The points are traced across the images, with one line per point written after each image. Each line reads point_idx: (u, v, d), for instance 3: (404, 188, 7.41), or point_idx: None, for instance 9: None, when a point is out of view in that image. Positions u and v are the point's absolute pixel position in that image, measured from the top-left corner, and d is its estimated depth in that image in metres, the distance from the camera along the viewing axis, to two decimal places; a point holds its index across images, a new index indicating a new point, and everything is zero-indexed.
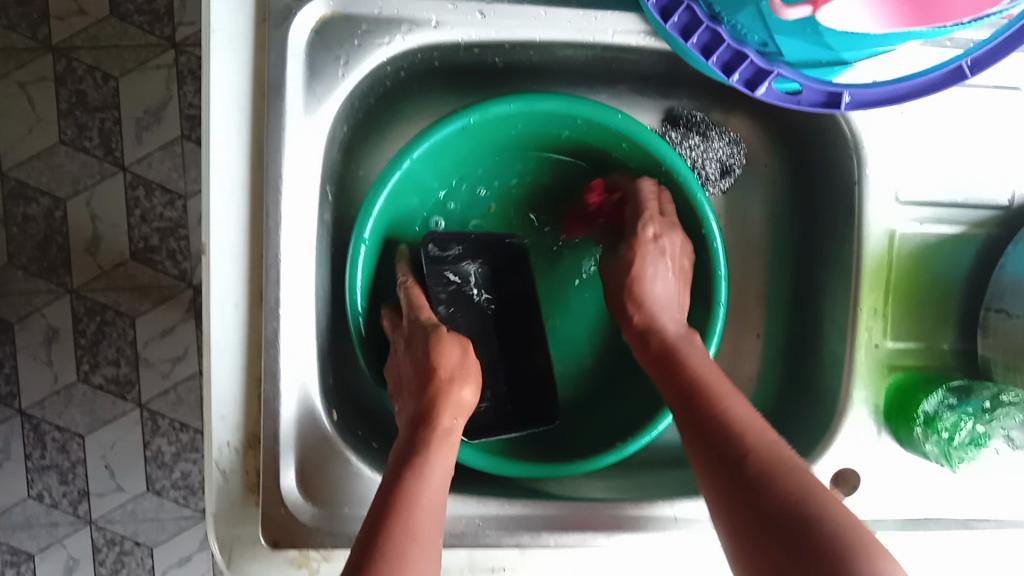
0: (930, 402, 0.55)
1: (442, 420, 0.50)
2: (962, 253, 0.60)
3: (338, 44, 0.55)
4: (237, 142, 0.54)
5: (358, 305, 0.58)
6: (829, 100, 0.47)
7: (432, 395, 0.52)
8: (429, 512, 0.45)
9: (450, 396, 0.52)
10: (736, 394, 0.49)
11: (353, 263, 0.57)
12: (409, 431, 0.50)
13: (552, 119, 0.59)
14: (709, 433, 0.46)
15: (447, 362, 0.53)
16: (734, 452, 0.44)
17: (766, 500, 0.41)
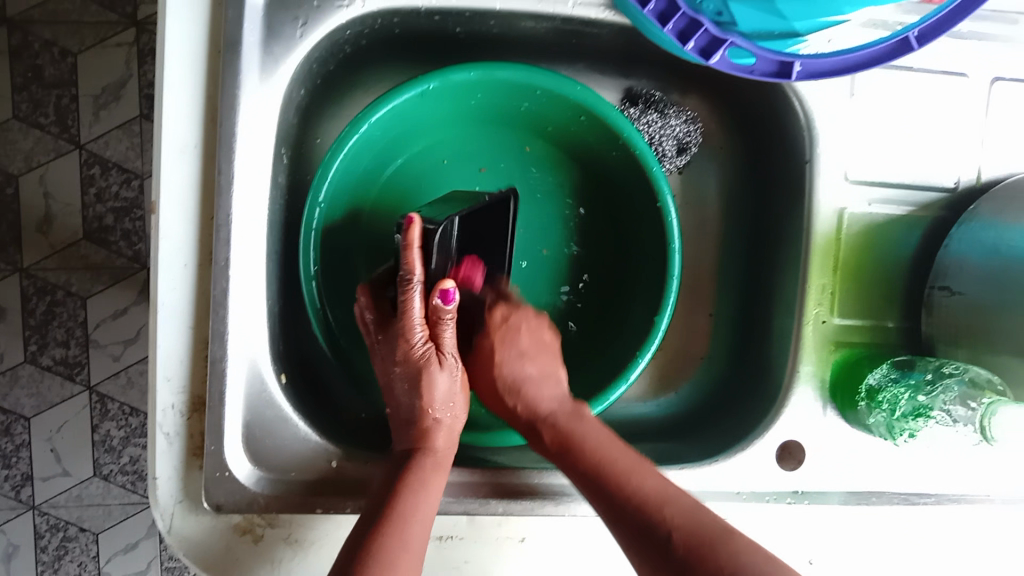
0: (873, 375, 0.56)
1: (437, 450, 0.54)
2: (907, 235, 0.61)
3: (297, 5, 0.55)
4: (190, 98, 0.54)
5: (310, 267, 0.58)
6: (780, 71, 0.48)
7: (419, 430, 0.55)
8: (419, 520, 0.49)
9: (440, 434, 0.55)
10: (591, 428, 0.54)
11: (305, 247, 0.58)
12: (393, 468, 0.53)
13: (511, 89, 0.60)
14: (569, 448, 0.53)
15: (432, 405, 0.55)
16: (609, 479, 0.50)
17: (653, 527, 0.47)
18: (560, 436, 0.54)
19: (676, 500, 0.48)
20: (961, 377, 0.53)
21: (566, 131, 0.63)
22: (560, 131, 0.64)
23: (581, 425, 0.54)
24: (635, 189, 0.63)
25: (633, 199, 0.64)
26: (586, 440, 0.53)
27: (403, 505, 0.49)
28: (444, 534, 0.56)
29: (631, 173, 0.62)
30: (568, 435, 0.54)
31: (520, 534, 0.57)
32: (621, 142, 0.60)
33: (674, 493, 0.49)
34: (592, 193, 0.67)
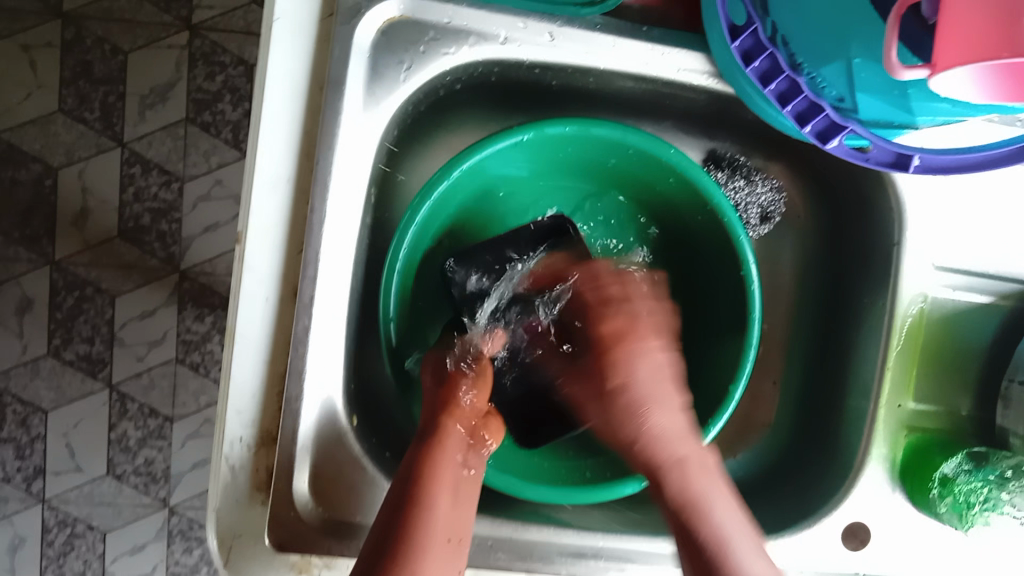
0: (949, 464, 0.56)
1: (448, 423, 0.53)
2: (984, 324, 0.61)
3: (403, 48, 0.54)
4: (287, 133, 0.53)
5: (389, 311, 0.57)
6: (896, 162, 0.48)
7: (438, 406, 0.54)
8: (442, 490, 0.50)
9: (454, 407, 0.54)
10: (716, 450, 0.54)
11: (387, 289, 0.57)
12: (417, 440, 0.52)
13: (603, 146, 0.59)
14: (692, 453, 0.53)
15: (460, 412, 0.54)
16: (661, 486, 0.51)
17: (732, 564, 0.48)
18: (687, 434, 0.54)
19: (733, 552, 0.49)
20: None
21: (649, 189, 0.63)
22: (644, 188, 0.63)
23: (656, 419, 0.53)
24: (715, 255, 0.62)
25: (711, 262, 0.63)
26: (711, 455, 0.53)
27: (430, 477, 0.50)
28: None
29: (714, 238, 0.61)
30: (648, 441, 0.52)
31: None
32: (707, 207, 0.60)
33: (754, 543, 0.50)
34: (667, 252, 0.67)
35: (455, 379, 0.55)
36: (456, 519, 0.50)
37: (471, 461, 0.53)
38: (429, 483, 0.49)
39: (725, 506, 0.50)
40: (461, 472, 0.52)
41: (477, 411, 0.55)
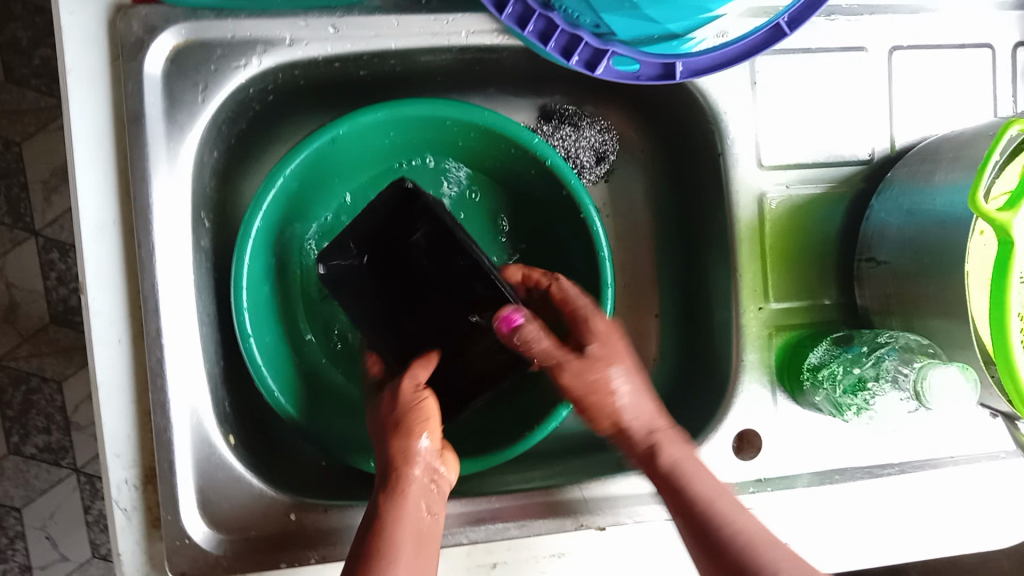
0: (815, 354, 0.57)
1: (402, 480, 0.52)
2: (830, 212, 0.61)
3: (195, 71, 0.55)
4: (104, 176, 0.55)
5: (246, 326, 0.58)
6: (665, 73, 0.49)
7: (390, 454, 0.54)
8: (407, 538, 0.50)
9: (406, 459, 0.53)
10: (672, 431, 0.54)
11: (238, 307, 0.58)
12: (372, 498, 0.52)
13: (423, 124, 0.60)
14: (670, 486, 0.52)
15: (416, 458, 0.53)
16: (707, 518, 0.49)
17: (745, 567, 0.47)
18: (647, 445, 0.53)
19: (790, 553, 0.48)
20: (893, 345, 0.54)
21: (479, 155, 0.64)
22: (476, 155, 0.64)
23: (694, 480, 0.51)
24: (556, 205, 0.63)
25: (553, 216, 0.65)
26: (683, 469, 0.52)
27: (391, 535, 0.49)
28: None
29: (551, 190, 0.63)
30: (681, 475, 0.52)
31: (492, 561, 0.57)
32: (534, 158, 0.61)
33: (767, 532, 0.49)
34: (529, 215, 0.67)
35: (410, 426, 0.54)
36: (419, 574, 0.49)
37: (434, 509, 0.53)
38: (385, 543, 0.49)
39: (753, 520, 0.50)
40: (421, 522, 0.51)
41: (434, 455, 0.54)
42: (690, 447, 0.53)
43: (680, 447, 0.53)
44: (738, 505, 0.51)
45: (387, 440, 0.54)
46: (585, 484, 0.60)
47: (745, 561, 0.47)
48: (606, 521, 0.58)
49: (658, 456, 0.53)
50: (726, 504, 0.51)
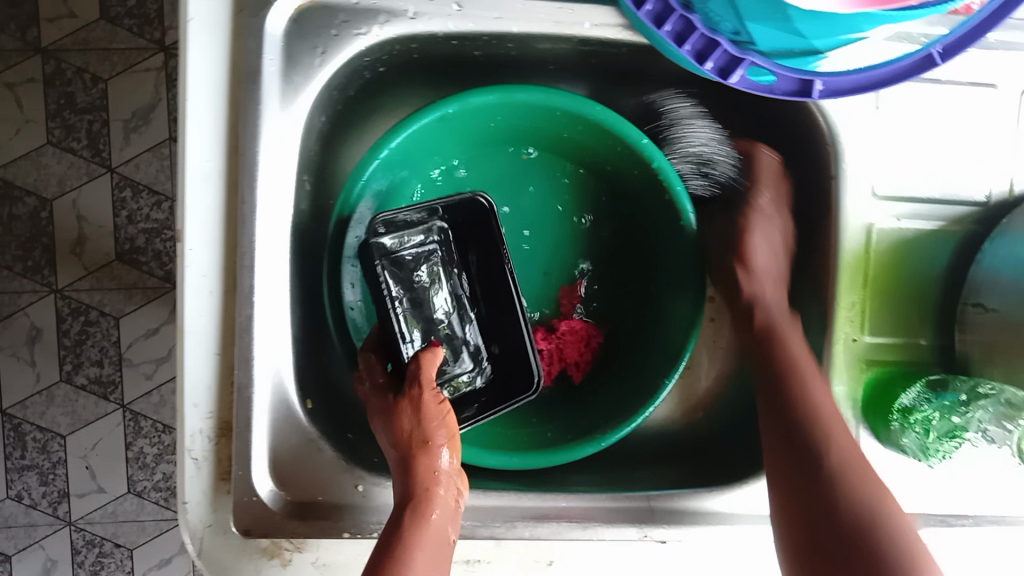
0: (907, 395, 0.56)
1: (426, 497, 0.52)
2: (939, 250, 0.60)
3: (315, 34, 0.55)
4: (214, 128, 0.54)
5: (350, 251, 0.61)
6: (802, 89, 0.47)
7: (410, 466, 0.54)
8: (428, 554, 0.50)
9: (427, 472, 0.54)
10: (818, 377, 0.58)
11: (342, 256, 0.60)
12: (395, 513, 0.52)
13: (532, 112, 0.60)
14: (788, 412, 0.57)
15: (437, 476, 0.54)
16: (817, 454, 0.54)
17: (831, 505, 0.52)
18: (783, 380, 0.58)
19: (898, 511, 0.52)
20: (997, 398, 0.55)
21: (584, 149, 0.63)
22: (580, 149, 0.63)
23: (831, 428, 0.55)
24: (658, 209, 0.63)
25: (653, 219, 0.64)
26: (811, 398, 0.56)
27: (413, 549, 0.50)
28: (470, 558, 0.57)
29: (654, 193, 0.62)
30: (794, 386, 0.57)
31: (549, 557, 0.57)
32: (640, 160, 0.60)
33: (874, 485, 0.53)
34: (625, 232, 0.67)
35: (429, 442, 0.55)
36: None
37: (453, 530, 0.53)
38: (408, 557, 0.49)
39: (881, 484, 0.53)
40: (444, 537, 0.52)
41: (454, 475, 0.55)
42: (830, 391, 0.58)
43: (819, 387, 0.57)
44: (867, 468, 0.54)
45: (411, 454, 0.54)
46: (653, 495, 0.59)
47: (837, 483, 0.53)
48: (667, 534, 0.57)
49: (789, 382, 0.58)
50: (862, 476, 0.53)
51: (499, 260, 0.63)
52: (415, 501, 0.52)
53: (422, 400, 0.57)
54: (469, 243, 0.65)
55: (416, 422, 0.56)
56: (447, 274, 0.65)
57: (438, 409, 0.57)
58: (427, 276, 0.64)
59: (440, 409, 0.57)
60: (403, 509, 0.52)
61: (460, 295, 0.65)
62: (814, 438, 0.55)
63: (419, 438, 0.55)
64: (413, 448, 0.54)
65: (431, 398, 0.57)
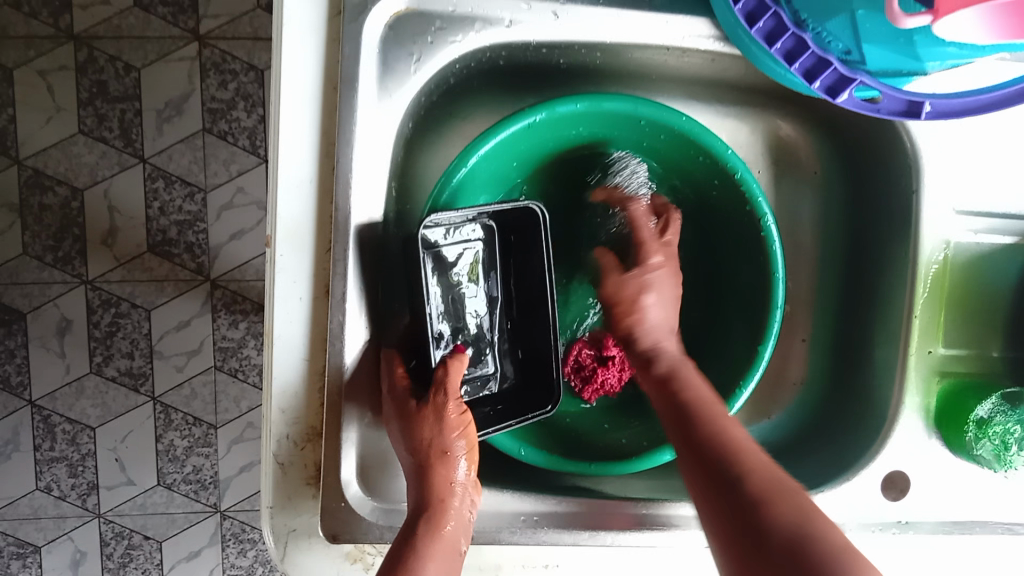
0: (984, 407, 0.57)
1: (444, 512, 0.53)
2: (1008, 264, 0.62)
3: (411, 40, 0.55)
4: (309, 135, 0.54)
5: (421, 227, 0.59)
6: (909, 109, 0.48)
7: (426, 475, 0.54)
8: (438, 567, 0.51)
9: (442, 485, 0.54)
10: (729, 417, 0.52)
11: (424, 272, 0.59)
12: (406, 524, 0.53)
13: (617, 120, 0.60)
14: (697, 446, 0.50)
15: (453, 487, 0.55)
16: (732, 467, 0.47)
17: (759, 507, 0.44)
18: (699, 416, 0.52)
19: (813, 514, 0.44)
20: None
21: (664, 157, 0.64)
22: (658, 157, 0.64)
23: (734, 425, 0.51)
24: (735, 219, 0.64)
25: (730, 233, 0.65)
26: (732, 435, 0.50)
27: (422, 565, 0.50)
28: (551, 563, 0.57)
29: (734, 204, 0.63)
30: (675, 380, 0.55)
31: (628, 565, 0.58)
32: (722, 169, 0.61)
33: (778, 479, 0.46)
34: (695, 246, 0.69)
35: (449, 454, 0.55)
36: None
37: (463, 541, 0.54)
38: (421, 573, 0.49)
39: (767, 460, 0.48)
40: (453, 552, 0.53)
41: (467, 485, 0.56)
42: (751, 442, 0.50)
43: (731, 425, 0.51)
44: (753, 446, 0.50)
45: (431, 465, 0.54)
46: None
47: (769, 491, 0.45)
48: None
49: (713, 424, 0.51)
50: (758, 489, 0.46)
51: (536, 265, 0.62)
52: (430, 516, 0.53)
53: (445, 410, 0.56)
54: (512, 248, 0.63)
55: (435, 431, 0.55)
56: (485, 275, 0.64)
57: (457, 418, 0.57)
58: (462, 269, 0.63)
59: (456, 419, 0.57)
60: (415, 522, 0.53)
61: (495, 299, 0.64)
62: (709, 431, 0.50)
63: (438, 449, 0.55)
64: (431, 458, 0.54)
65: (451, 407, 0.57)
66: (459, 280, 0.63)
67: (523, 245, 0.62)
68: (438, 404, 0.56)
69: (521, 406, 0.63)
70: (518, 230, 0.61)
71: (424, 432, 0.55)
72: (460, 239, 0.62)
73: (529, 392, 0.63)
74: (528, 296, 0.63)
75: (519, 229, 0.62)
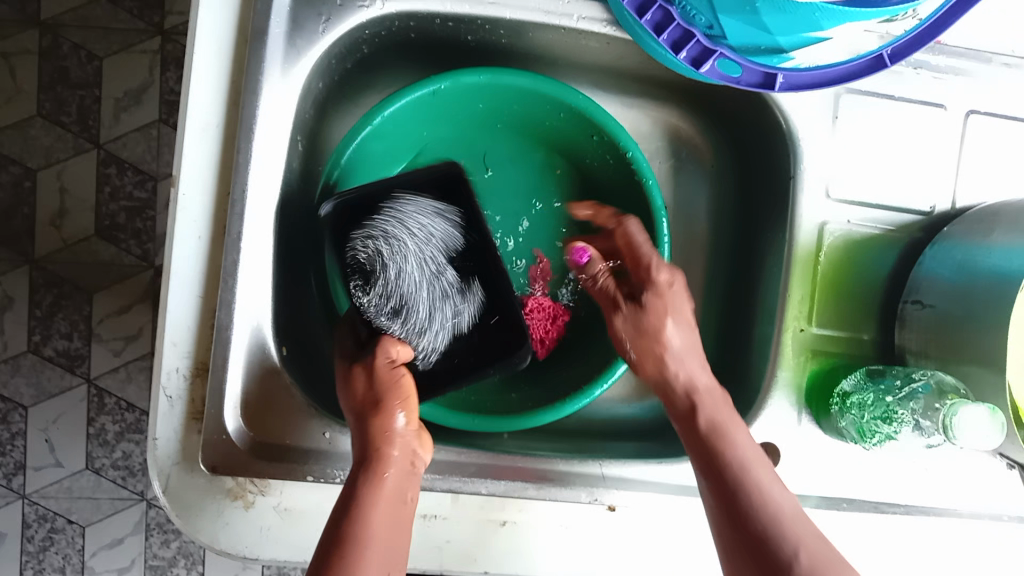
0: (848, 382, 0.60)
1: (385, 462, 0.52)
2: (885, 255, 0.65)
3: (321, 2, 0.59)
4: (217, 83, 0.57)
5: (337, 162, 0.62)
6: (764, 82, 0.52)
7: (365, 428, 0.54)
8: (382, 522, 0.50)
9: (378, 438, 0.53)
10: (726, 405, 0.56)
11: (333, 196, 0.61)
12: (351, 473, 0.53)
13: (518, 95, 0.64)
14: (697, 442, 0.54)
15: (389, 435, 0.54)
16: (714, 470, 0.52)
17: (745, 528, 0.49)
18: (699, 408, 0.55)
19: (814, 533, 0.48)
20: (928, 382, 0.57)
21: (562, 134, 0.68)
22: (559, 134, 0.68)
23: (735, 430, 0.54)
24: (628, 195, 0.67)
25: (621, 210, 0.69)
26: (721, 426, 0.54)
27: (356, 523, 0.49)
28: (429, 513, 0.59)
29: (627, 181, 0.67)
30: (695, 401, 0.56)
31: (502, 518, 0.60)
32: (613, 146, 0.65)
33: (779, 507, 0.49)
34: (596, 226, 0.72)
35: (387, 403, 0.55)
36: (390, 555, 0.49)
37: (410, 491, 0.53)
38: (365, 512, 0.50)
39: (785, 495, 0.50)
40: (401, 502, 0.52)
41: (411, 437, 0.55)
42: (736, 425, 0.54)
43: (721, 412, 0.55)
44: (757, 454, 0.52)
45: (364, 415, 0.55)
46: (606, 463, 0.62)
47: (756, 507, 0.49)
48: (614, 499, 0.60)
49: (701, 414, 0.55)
50: (781, 524, 0.48)
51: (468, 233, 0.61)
52: (369, 465, 0.52)
53: (376, 368, 0.57)
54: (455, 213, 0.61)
55: (370, 389, 0.56)
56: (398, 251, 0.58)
57: (393, 376, 0.56)
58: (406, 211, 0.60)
59: (387, 376, 0.56)
60: (355, 472, 0.52)
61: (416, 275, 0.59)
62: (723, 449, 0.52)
63: (371, 405, 0.55)
64: (367, 409, 0.55)
65: (389, 368, 0.57)
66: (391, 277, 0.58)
67: (461, 200, 0.62)
68: (364, 365, 0.57)
69: (454, 378, 0.59)
70: (449, 193, 0.62)
71: (357, 389, 0.56)
72: (387, 233, 0.58)
73: (461, 363, 0.59)
74: (473, 260, 0.61)
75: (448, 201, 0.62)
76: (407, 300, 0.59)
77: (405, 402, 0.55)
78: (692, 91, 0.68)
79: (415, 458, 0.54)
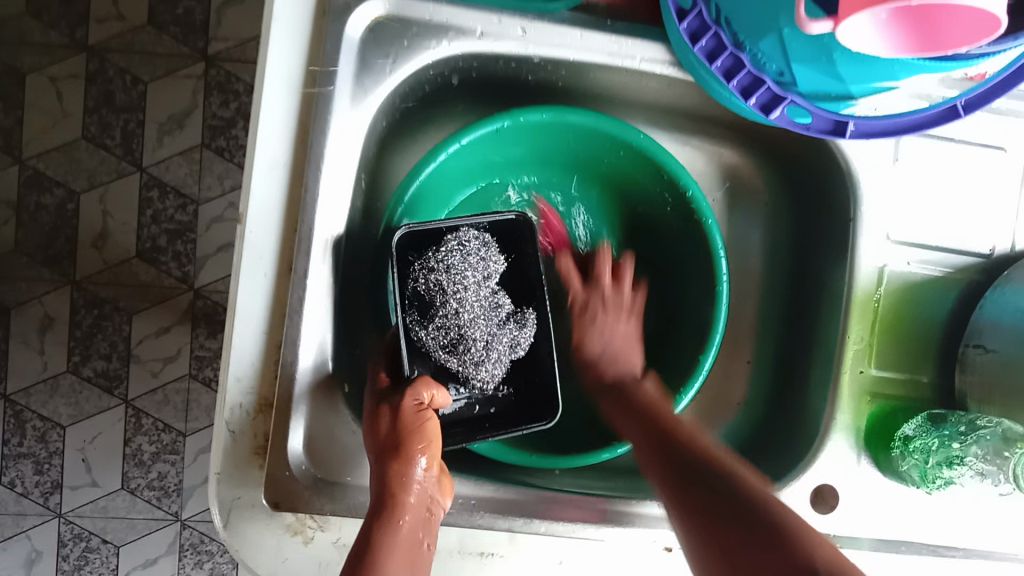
0: (908, 426, 0.60)
1: (401, 512, 0.51)
2: (942, 298, 0.64)
3: (388, 43, 0.59)
4: (285, 121, 0.58)
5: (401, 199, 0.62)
6: (834, 129, 0.52)
7: (383, 472, 0.53)
8: (400, 569, 0.49)
9: (400, 488, 0.52)
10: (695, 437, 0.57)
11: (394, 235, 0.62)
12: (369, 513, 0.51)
13: (581, 133, 0.65)
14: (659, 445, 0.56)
15: (409, 483, 0.52)
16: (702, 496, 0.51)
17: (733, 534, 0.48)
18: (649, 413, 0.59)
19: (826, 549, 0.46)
20: (995, 429, 0.56)
21: (619, 171, 0.68)
22: (616, 171, 0.69)
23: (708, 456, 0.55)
24: (683, 232, 0.68)
25: (674, 246, 0.70)
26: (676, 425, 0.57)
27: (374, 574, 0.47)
28: (487, 551, 0.59)
29: (684, 219, 0.67)
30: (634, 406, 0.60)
31: (558, 557, 0.60)
32: (673, 184, 0.65)
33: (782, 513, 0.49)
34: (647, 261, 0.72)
35: (410, 450, 0.53)
36: None
37: (424, 537, 0.52)
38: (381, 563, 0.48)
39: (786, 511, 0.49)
40: (417, 549, 0.51)
41: (428, 484, 0.54)
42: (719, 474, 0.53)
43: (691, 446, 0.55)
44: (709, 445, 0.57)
45: (384, 460, 0.53)
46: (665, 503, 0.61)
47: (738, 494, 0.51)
48: (671, 541, 0.61)
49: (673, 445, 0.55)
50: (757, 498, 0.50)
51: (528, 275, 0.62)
52: (388, 513, 0.51)
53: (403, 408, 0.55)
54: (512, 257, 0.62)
55: (391, 436, 0.53)
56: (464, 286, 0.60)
57: (415, 419, 0.54)
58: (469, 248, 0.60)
59: (408, 418, 0.54)
60: (374, 515, 0.51)
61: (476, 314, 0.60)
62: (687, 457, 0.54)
63: (391, 449, 0.53)
64: (389, 452, 0.53)
65: (413, 410, 0.55)
66: (451, 313, 0.59)
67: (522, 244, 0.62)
68: (385, 407, 0.55)
69: (509, 422, 0.59)
70: (507, 238, 0.62)
71: (378, 430, 0.54)
72: (449, 267, 0.59)
73: (528, 402, 0.60)
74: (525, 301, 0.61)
75: (508, 251, 0.62)
76: (463, 334, 0.59)
77: (427, 447, 0.54)
78: (748, 130, 0.68)
79: (433, 507, 0.53)
